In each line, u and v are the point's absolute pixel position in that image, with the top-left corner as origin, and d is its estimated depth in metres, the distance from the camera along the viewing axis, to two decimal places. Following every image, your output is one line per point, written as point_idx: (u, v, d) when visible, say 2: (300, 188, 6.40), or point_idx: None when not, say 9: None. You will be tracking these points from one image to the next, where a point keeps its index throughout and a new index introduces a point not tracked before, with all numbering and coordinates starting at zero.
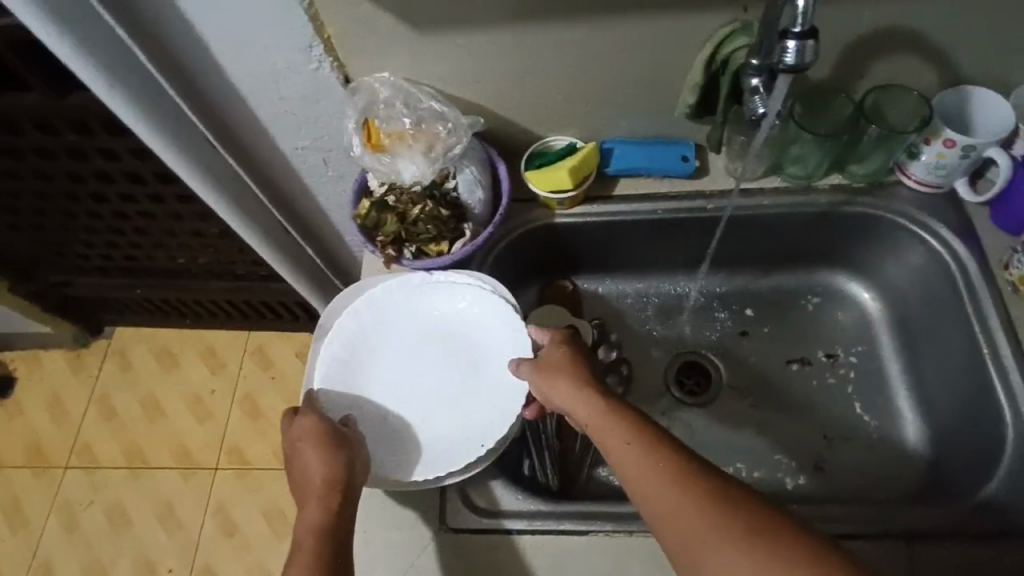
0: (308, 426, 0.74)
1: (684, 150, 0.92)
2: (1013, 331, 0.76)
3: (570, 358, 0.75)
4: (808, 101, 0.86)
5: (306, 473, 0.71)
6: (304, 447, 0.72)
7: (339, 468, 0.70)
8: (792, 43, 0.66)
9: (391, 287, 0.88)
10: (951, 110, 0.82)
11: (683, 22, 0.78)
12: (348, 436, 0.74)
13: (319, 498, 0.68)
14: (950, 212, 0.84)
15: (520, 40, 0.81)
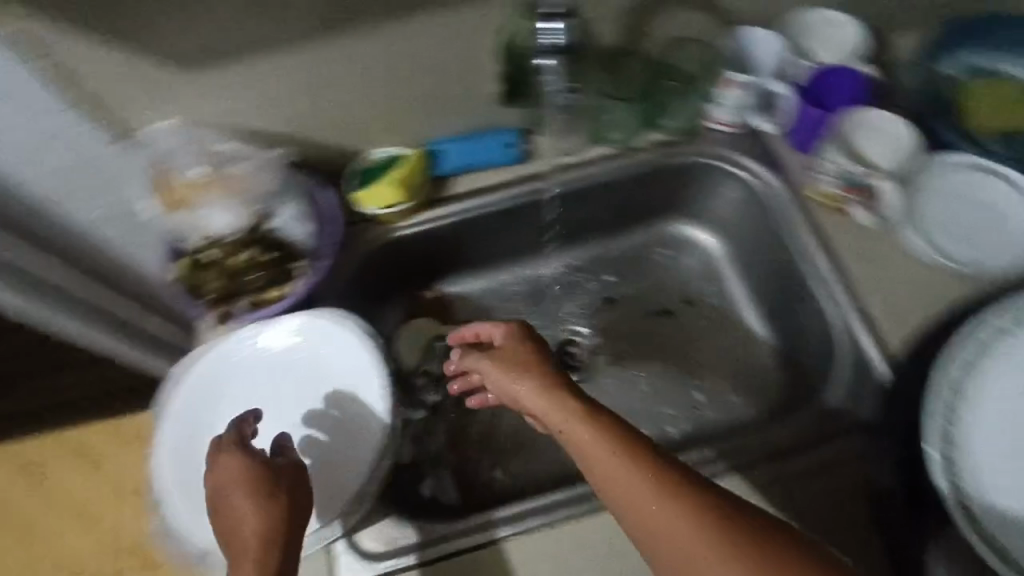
0: (241, 467, 0.64)
1: (508, 137, 0.91)
2: (823, 244, 0.84)
3: (532, 358, 0.70)
4: (612, 68, 0.88)
5: (241, 527, 0.62)
6: (236, 493, 0.63)
7: (276, 519, 0.61)
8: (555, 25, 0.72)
9: (224, 349, 0.82)
10: (735, 52, 0.88)
11: (467, 14, 0.76)
12: (287, 477, 0.65)
13: (259, 554, 0.60)
14: (752, 143, 0.91)
15: (307, 58, 0.75)
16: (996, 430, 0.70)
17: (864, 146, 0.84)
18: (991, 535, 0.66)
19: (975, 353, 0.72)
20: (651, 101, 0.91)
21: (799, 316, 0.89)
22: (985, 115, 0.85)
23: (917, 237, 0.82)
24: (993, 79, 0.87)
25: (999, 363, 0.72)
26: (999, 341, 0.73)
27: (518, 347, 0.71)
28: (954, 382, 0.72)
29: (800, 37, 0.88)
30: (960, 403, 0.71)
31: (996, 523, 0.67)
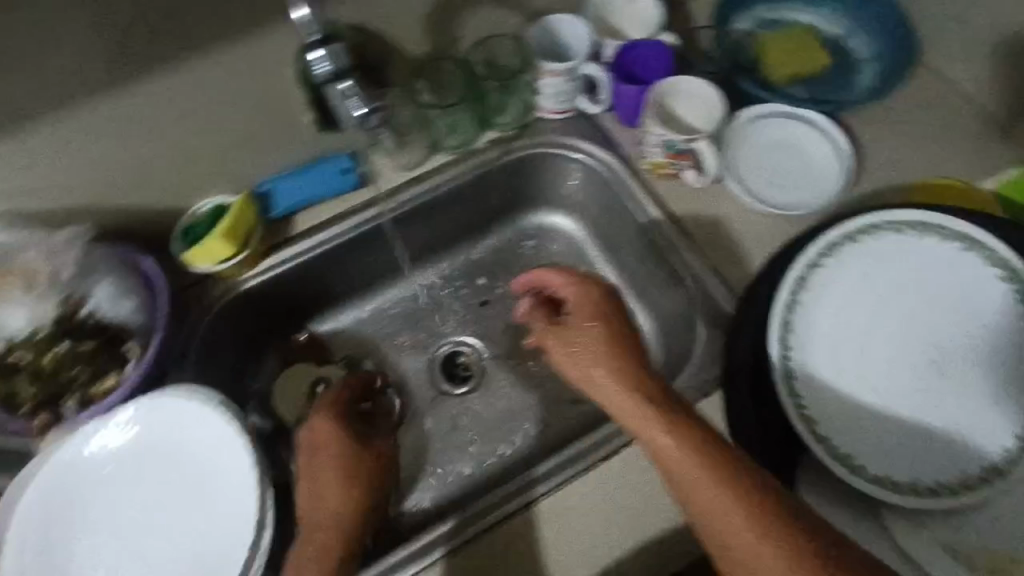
0: (326, 457, 0.73)
1: (343, 162, 0.87)
2: (666, 210, 0.86)
3: (602, 314, 0.69)
4: (429, 77, 0.88)
5: (339, 485, 0.71)
6: (354, 463, 0.73)
7: (347, 503, 0.71)
8: (318, 48, 0.63)
9: (62, 459, 0.69)
10: (546, 43, 0.88)
11: (252, 40, 0.74)
12: (370, 469, 0.74)
13: (342, 526, 0.69)
14: (581, 126, 0.93)
15: (99, 117, 0.72)
16: (829, 353, 0.70)
17: (682, 113, 0.85)
18: (841, 453, 0.67)
19: (795, 285, 0.71)
20: (479, 102, 0.90)
21: (640, 276, 0.97)
22: (778, 60, 0.92)
23: (737, 185, 0.83)
24: (782, 27, 0.95)
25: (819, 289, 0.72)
26: (817, 267, 0.72)
27: (594, 294, 0.70)
28: (789, 301, 0.71)
29: (601, 17, 0.91)
30: (795, 317, 0.70)
31: (841, 441, 0.67)
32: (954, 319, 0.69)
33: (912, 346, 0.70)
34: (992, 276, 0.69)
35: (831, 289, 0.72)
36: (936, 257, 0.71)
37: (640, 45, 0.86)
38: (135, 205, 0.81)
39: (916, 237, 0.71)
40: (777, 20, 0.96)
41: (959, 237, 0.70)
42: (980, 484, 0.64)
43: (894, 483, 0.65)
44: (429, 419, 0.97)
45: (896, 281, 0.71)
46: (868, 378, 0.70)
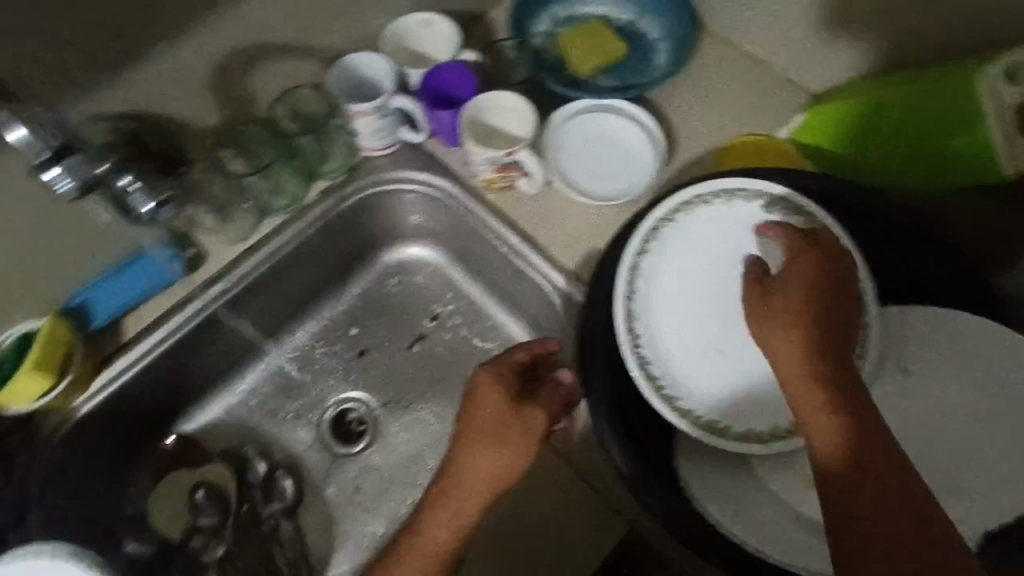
0: (495, 402, 0.66)
1: (163, 252, 0.80)
2: (508, 222, 0.87)
3: (817, 274, 0.62)
4: (236, 143, 0.83)
5: (483, 460, 0.64)
6: (509, 432, 0.65)
7: (515, 467, 0.64)
8: (54, 169, 0.61)
9: None
10: (350, 84, 0.85)
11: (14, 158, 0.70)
12: (525, 431, 0.65)
13: (462, 513, 0.64)
14: (412, 156, 0.91)
15: None
16: (671, 334, 0.72)
17: (500, 125, 0.86)
18: (705, 423, 0.69)
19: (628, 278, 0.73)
20: (297, 156, 0.86)
21: (510, 289, 0.95)
22: (579, 57, 0.96)
23: (566, 185, 0.85)
24: (575, 22, 0.98)
25: (650, 274, 0.73)
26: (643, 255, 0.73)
27: (812, 263, 0.62)
28: (631, 267, 0.73)
29: (401, 45, 0.88)
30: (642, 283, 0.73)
31: (704, 414, 0.69)
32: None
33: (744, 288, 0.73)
34: (798, 224, 0.73)
35: (660, 271, 0.73)
36: (751, 217, 0.74)
37: (443, 68, 0.86)
38: None
39: (725, 206, 0.74)
40: (569, 16, 0.99)
41: (763, 196, 0.73)
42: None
43: (762, 439, 0.68)
44: (330, 488, 0.93)
45: (721, 247, 0.74)
46: (714, 347, 0.72)
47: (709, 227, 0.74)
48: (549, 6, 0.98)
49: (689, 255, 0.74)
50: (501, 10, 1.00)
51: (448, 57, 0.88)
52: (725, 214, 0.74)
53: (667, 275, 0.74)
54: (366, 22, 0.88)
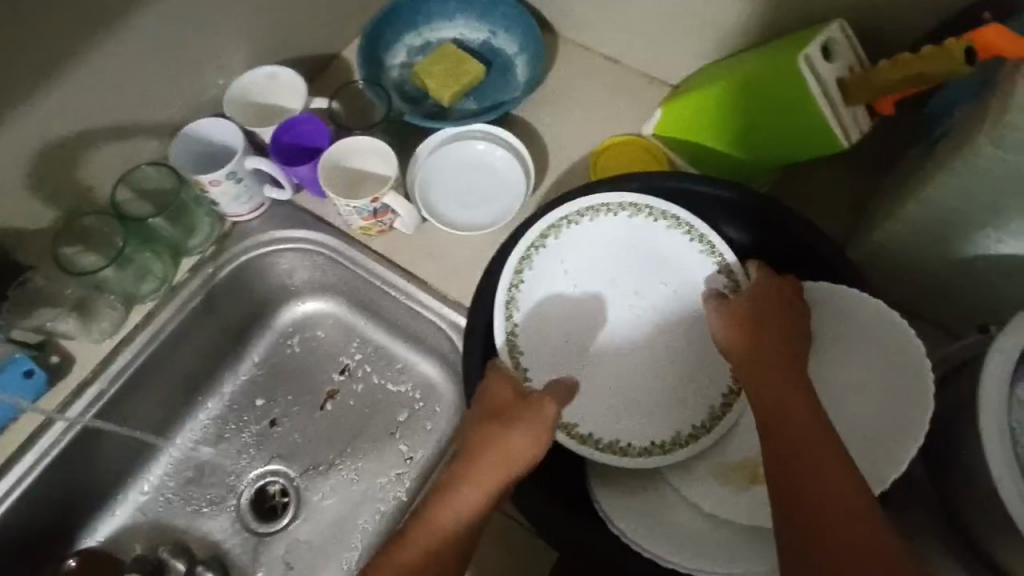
0: (507, 396, 0.66)
1: (21, 365, 0.74)
2: (392, 265, 0.85)
3: (775, 297, 0.67)
4: (82, 238, 0.78)
5: (504, 441, 0.63)
6: (524, 419, 0.64)
7: (535, 449, 0.63)
8: None
9: None
10: (198, 153, 0.82)
11: None
12: (533, 431, 0.64)
13: (484, 489, 0.62)
14: (282, 213, 0.87)
15: None
16: (564, 358, 0.77)
17: (366, 168, 0.84)
18: (606, 443, 0.73)
19: (507, 312, 0.74)
20: (153, 239, 0.82)
21: (410, 326, 0.90)
22: (437, 84, 0.93)
23: (443, 222, 0.84)
24: (431, 49, 0.98)
25: (533, 303, 0.76)
26: (520, 286, 0.75)
27: (782, 288, 0.68)
28: (508, 299, 0.74)
29: (247, 104, 0.86)
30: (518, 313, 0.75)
31: (605, 433, 0.74)
32: (656, 277, 0.77)
33: (625, 279, 0.78)
34: (665, 230, 0.76)
35: (542, 299, 0.77)
36: (620, 230, 0.77)
37: (294, 120, 0.83)
38: None
39: (594, 225, 0.77)
40: (424, 44, 0.99)
41: (627, 207, 0.75)
42: (727, 410, 0.74)
43: (664, 446, 0.73)
44: (259, 571, 0.88)
45: (598, 264, 0.78)
46: (606, 361, 0.77)
47: (581, 245, 0.77)
48: (402, 37, 0.98)
49: (568, 277, 0.78)
50: (353, 48, 0.98)
51: (297, 108, 0.86)
52: (595, 231, 0.77)
53: (550, 301, 0.77)
54: (205, 86, 0.84)
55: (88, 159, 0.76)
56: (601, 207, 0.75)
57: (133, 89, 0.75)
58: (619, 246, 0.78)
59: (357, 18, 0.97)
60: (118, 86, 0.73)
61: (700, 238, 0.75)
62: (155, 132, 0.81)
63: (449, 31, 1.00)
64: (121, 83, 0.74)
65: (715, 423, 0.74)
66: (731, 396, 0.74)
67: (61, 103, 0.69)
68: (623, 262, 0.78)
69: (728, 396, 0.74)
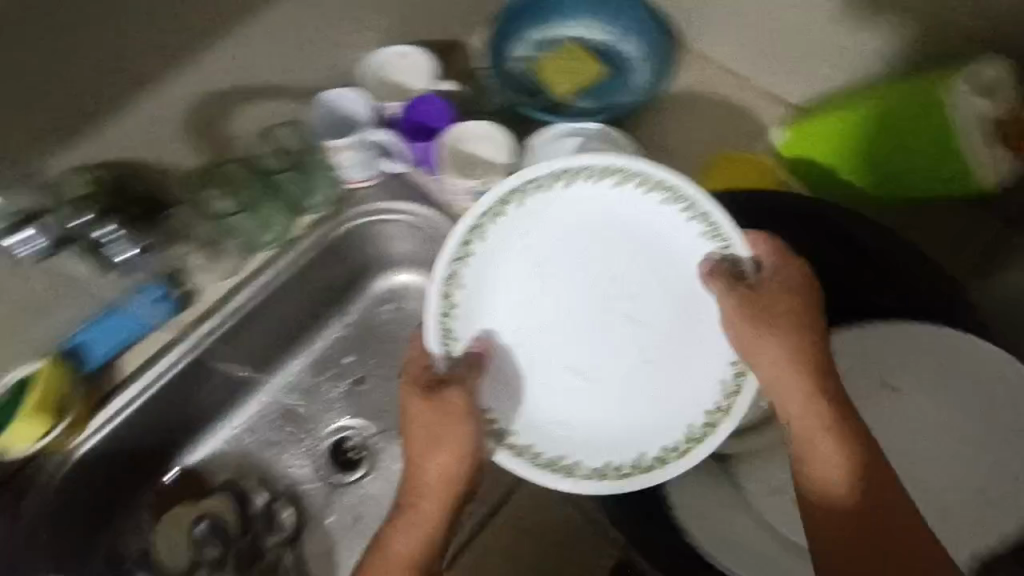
0: (423, 408, 0.68)
1: (156, 291, 0.82)
2: None
3: (784, 289, 0.65)
4: (220, 183, 0.84)
5: (434, 457, 0.67)
6: (443, 425, 0.67)
7: (468, 445, 0.67)
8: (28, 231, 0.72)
9: None
10: (328, 119, 0.88)
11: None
12: (460, 431, 0.67)
13: (435, 499, 0.68)
14: (398, 186, 0.91)
15: None
16: (510, 355, 0.73)
17: (476, 154, 0.87)
18: (546, 459, 0.69)
19: (445, 292, 0.70)
20: (281, 194, 0.87)
21: None
22: (560, 83, 0.97)
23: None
24: (551, 46, 1.00)
25: (479, 294, 0.72)
26: (467, 263, 0.71)
27: (791, 274, 0.66)
28: (453, 281, 0.70)
29: (379, 79, 0.91)
30: (457, 290, 0.71)
31: (548, 446, 0.70)
32: (637, 263, 0.73)
33: (593, 257, 0.73)
34: (658, 203, 0.70)
35: (490, 285, 0.72)
36: (594, 201, 0.72)
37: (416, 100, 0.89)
38: None
39: (565, 193, 0.71)
40: (547, 39, 1.00)
41: (609, 172, 0.70)
42: (707, 431, 0.68)
43: (618, 470, 0.69)
44: (329, 516, 0.92)
45: (565, 245, 0.73)
46: (559, 345, 0.74)
47: (545, 216, 0.72)
48: (525, 31, 1.00)
49: (529, 253, 0.73)
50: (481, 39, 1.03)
51: (423, 87, 0.91)
52: (565, 200, 0.72)
53: (500, 291, 0.73)
54: (344, 56, 0.90)
55: (239, 112, 0.84)
56: (564, 173, 0.70)
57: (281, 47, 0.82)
58: (588, 217, 0.72)
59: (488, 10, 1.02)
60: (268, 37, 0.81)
61: (699, 215, 0.68)
62: (296, 94, 0.87)
63: (575, 30, 1.02)
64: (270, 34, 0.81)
65: (691, 446, 0.68)
66: (715, 416, 0.68)
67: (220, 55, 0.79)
68: (596, 241, 0.73)
69: (711, 416, 0.69)
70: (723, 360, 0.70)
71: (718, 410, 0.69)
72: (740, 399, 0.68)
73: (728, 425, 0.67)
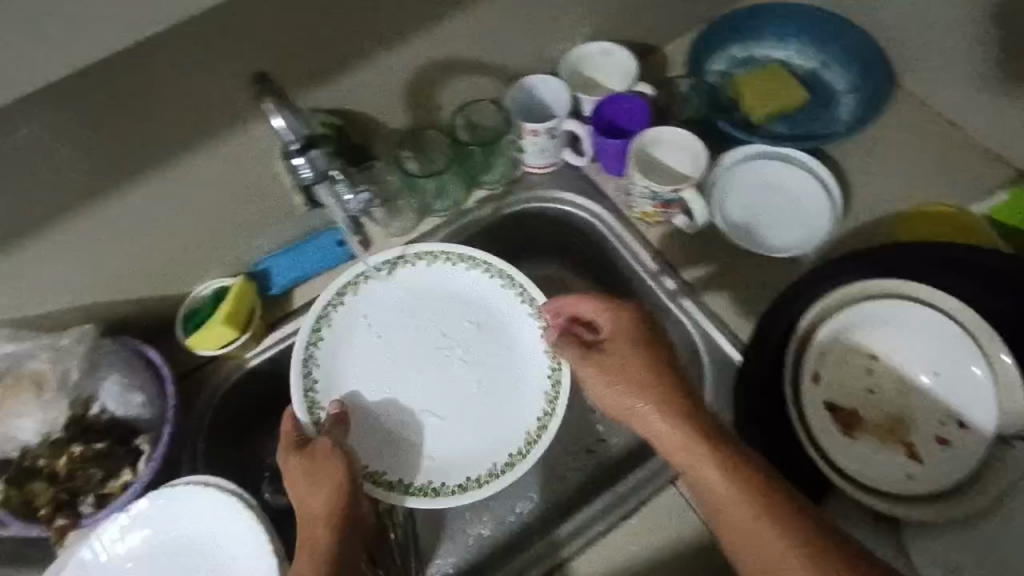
0: (297, 461, 0.72)
1: (334, 235, 0.88)
2: (664, 258, 0.86)
3: (630, 344, 0.68)
4: (413, 145, 0.89)
5: (306, 488, 0.70)
6: (318, 471, 0.71)
7: (342, 480, 0.71)
8: (301, 158, 0.67)
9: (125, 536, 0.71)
10: (525, 103, 0.90)
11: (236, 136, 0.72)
12: (328, 457, 0.72)
13: (325, 519, 0.69)
14: (572, 178, 0.93)
15: (95, 235, 0.71)
16: (368, 408, 0.83)
17: (660, 157, 0.86)
18: (417, 485, 0.79)
19: (305, 370, 0.81)
20: (464, 166, 0.91)
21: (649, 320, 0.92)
22: (755, 100, 0.95)
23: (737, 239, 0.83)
24: (754, 65, 0.99)
25: (335, 367, 0.83)
26: (319, 346, 0.83)
27: (626, 325, 0.69)
28: (304, 359, 0.82)
29: (576, 71, 0.92)
30: (315, 345, 0.83)
31: (421, 478, 0.80)
32: (466, 318, 0.87)
33: (426, 330, 0.87)
34: (463, 269, 0.88)
35: (348, 351, 0.84)
36: (420, 277, 0.88)
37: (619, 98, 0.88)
38: (131, 302, 0.79)
39: (399, 274, 0.87)
40: (747, 57, 1.00)
41: (423, 255, 0.88)
42: (540, 433, 0.81)
43: (480, 479, 0.79)
44: None
45: (399, 319, 0.87)
46: (394, 420, 0.83)
47: (379, 300, 0.87)
48: (730, 46, 1.00)
49: (370, 326, 0.86)
50: (677, 45, 1.01)
51: (622, 89, 0.91)
52: (399, 279, 0.87)
53: (356, 358, 0.84)
54: (553, 45, 0.91)
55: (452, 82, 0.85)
56: (401, 257, 0.87)
57: (510, 29, 0.83)
58: (415, 293, 0.87)
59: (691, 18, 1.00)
60: (508, 21, 0.82)
61: (499, 273, 0.87)
62: (503, 74, 0.89)
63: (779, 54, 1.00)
64: (509, 20, 0.82)
65: (529, 447, 0.80)
66: (544, 422, 0.81)
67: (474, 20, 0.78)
68: (415, 312, 0.87)
69: (543, 422, 0.81)
70: (539, 395, 0.83)
71: (544, 423, 0.82)
72: (559, 400, 0.82)
73: (552, 425, 0.81)
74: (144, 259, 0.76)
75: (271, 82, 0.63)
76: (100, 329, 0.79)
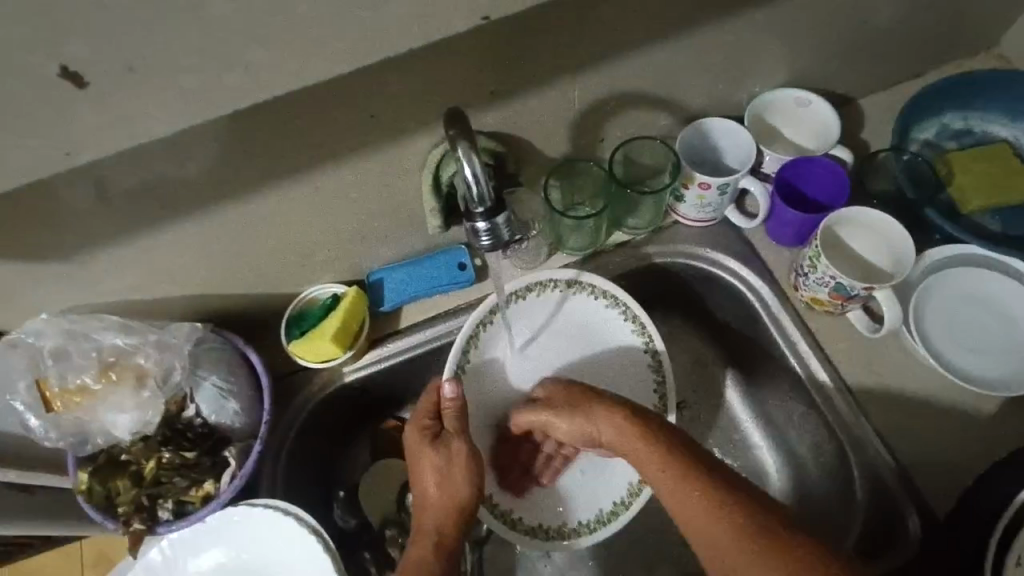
0: (432, 455, 0.65)
1: (458, 256, 0.79)
2: (833, 366, 0.74)
3: (576, 397, 0.69)
4: (562, 174, 0.77)
5: (445, 480, 0.65)
6: (452, 473, 0.65)
7: (473, 482, 0.66)
8: (482, 226, 0.55)
9: (200, 544, 0.69)
10: (697, 146, 0.78)
11: (389, 150, 0.63)
12: (463, 457, 0.66)
13: (452, 515, 0.65)
14: (729, 238, 0.81)
15: (223, 231, 0.64)
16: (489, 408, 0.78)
17: (849, 243, 0.74)
18: (500, 510, 0.75)
19: (465, 347, 0.74)
20: (612, 205, 0.80)
21: (784, 411, 0.82)
22: (970, 184, 0.79)
23: (931, 358, 0.72)
24: (971, 141, 0.84)
25: (484, 351, 0.76)
26: (484, 328, 0.76)
27: (574, 389, 0.70)
28: (469, 330, 0.74)
29: (763, 118, 0.80)
30: (478, 328, 0.75)
31: (504, 501, 0.76)
32: (604, 371, 0.80)
33: (570, 364, 0.80)
34: (628, 329, 0.79)
35: (498, 351, 0.77)
36: (592, 313, 0.80)
37: (812, 160, 0.75)
38: (243, 296, 0.73)
39: (570, 300, 0.79)
40: (965, 129, 0.85)
41: (607, 295, 0.78)
42: (609, 518, 0.77)
43: (547, 530, 0.76)
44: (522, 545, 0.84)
45: (558, 338, 0.80)
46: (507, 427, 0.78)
47: (548, 315, 0.79)
48: (943, 112, 0.85)
49: (533, 330, 0.79)
50: (873, 100, 0.89)
51: (818, 150, 0.79)
52: (569, 305, 0.79)
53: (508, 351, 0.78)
54: (745, 86, 0.79)
55: (624, 114, 0.74)
56: (575, 283, 0.78)
57: (705, 66, 0.72)
58: (582, 328, 0.80)
59: (896, 69, 0.87)
60: (707, 57, 0.71)
61: (652, 352, 0.79)
62: (682, 111, 0.78)
63: (1004, 133, 0.84)
64: (708, 55, 0.71)
65: (596, 525, 0.76)
66: (617, 508, 0.77)
67: (676, 51, 0.68)
68: (562, 342, 0.80)
69: (615, 506, 0.77)
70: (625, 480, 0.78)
71: (615, 508, 0.77)
72: (639, 498, 0.77)
73: (626, 518, 0.76)
74: (268, 258, 0.70)
75: (457, 117, 0.51)
76: (205, 321, 0.75)
